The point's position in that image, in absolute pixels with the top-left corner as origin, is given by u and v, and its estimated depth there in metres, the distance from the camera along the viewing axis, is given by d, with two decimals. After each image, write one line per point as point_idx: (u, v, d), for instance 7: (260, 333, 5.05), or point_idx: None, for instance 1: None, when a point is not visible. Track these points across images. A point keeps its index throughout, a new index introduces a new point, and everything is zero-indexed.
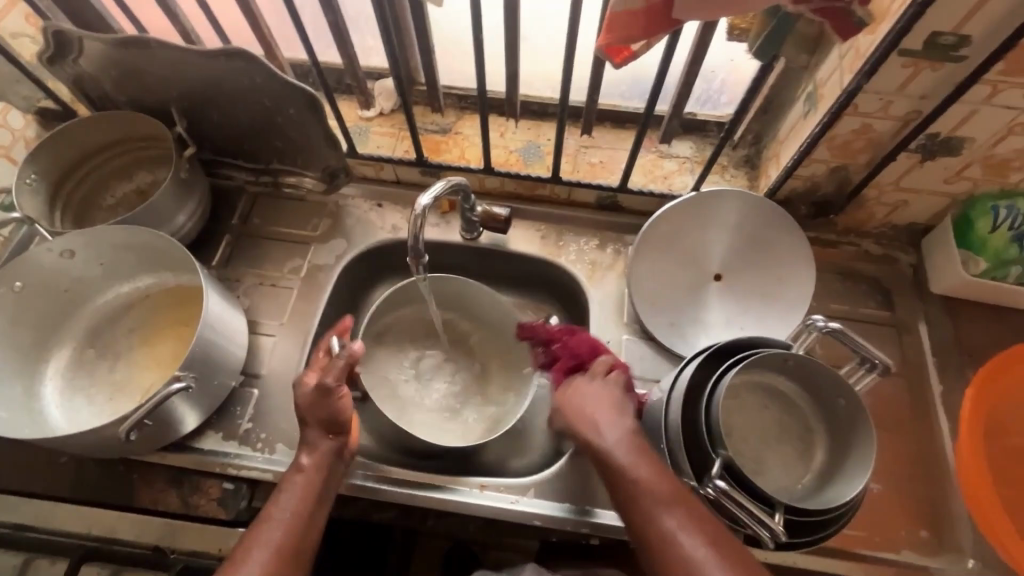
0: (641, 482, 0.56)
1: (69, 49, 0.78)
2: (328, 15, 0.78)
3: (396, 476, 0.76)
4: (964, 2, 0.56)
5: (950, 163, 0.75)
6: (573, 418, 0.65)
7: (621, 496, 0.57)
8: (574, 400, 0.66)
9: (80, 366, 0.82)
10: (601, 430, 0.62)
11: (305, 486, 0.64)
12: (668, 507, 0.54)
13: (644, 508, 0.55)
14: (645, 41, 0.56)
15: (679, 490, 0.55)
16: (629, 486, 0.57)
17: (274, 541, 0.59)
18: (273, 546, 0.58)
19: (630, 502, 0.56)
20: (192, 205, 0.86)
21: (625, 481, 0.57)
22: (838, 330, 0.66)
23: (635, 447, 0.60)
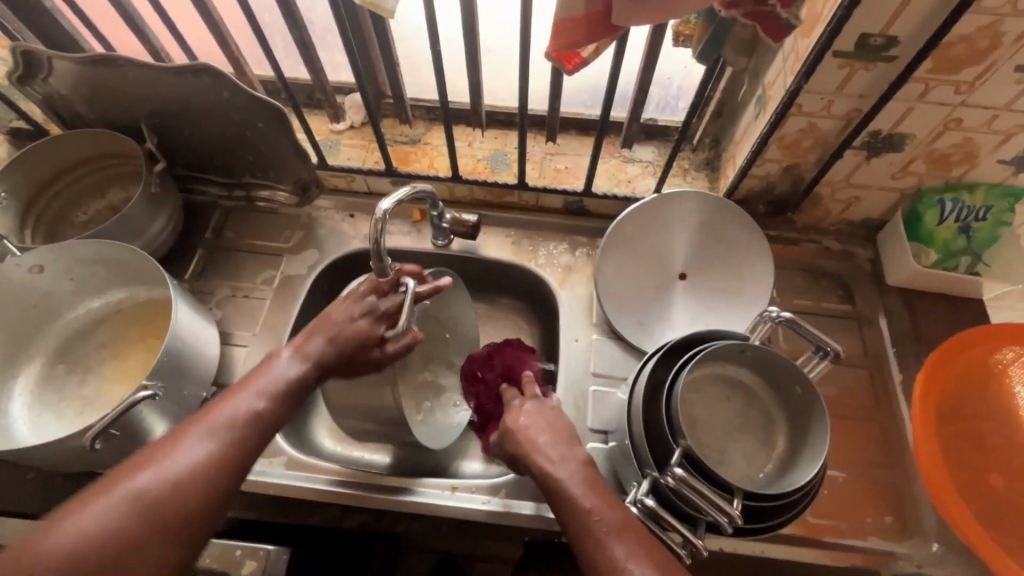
0: (591, 512, 0.56)
1: (39, 69, 0.79)
2: (294, 31, 0.79)
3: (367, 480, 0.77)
4: (888, 5, 0.59)
5: (895, 159, 0.78)
6: (523, 442, 0.66)
7: (573, 526, 0.57)
8: (526, 428, 0.67)
9: (48, 381, 0.82)
10: (551, 462, 0.62)
11: (274, 386, 0.63)
12: (617, 536, 0.54)
13: (592, 537, 0.55)
14: (589, 48, 0.59)
15: (626, 520, 0.55)
16: (579, 516, 0.57)
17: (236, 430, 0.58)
18: (230, 430, 0.57)
19: (580, 538, 0.55)
20: (163, 218, 0.88)
21: (576, 512, 0.57)
22: (790, 320, 0.66)
23: (585, 480, 0.60)
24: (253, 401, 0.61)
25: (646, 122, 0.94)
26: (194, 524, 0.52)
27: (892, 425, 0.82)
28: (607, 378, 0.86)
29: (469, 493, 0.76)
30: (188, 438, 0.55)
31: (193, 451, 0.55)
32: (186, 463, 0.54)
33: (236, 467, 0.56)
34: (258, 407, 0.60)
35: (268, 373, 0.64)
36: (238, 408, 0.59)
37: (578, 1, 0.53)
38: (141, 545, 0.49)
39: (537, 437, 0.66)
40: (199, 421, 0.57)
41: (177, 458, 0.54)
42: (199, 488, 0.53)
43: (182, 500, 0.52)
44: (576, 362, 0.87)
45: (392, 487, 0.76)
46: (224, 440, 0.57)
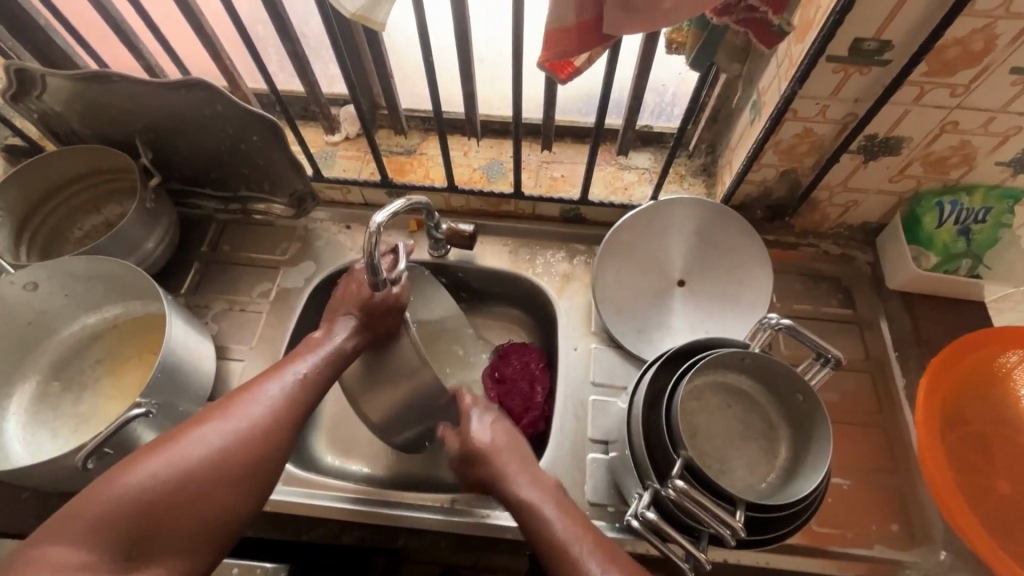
0: (562, 533, 0.58)
1: (33, 87, 0.79)
2: (287, 45, 0.79)
3: (365, 495, 0.75)
4: (881, 9, 0.59)
5: (892, 162, 0.78)
6: (493, 459, 0.68)
7: (546, 548, 0.58)
8: (500, 445, 0.69)
9: (44, 399, 0.81)
10: (523, 488, 0.64)
11: (320, 358, 0.69)
12: (591, 554, 0.56)
13: (565, 557, 0.57)
14: (581, 56, 0.58)
15: (596, 542, 0.57)
16: (552, 538, 0.58)
17: (291, 396, 0.64)
18: (287, 393, 0.64)
19: (556, 561, 0.57)
20: (159, 232, 0.87)
21: (549, 533, 0.59)
22: (790, 327, 0.66)
23: (554, 503, 0.62)
24: (303, 367, 0.67)
25: (642, 129, 0.94)
26: (249, 479, 0.59)
27: (895, 430, 0.81)
28: (607, 387, 0.85)
29: (467, 506, 0.75)
30: (247, 399, 0.62)
31: (253, 409, 0.61)
32: (247, 421, 0.60)
33: (286, 430, 0.62)
34: (306, 377, 0.66)
35: (316, 347, 0.70)
36: (289, 376, 0.65)
37: (569, 10, 0.53)
38: (205, 492, 0.55)
39: (504, 459, 0.67)
40: (257, 385, 0.64)
41: (237, 417, 0.60)
42: (260, 439, 0.60)
43: (242, 454, 0.58)
44: (575, 371, 0.87)
45: (389, 501, 0.75)
46: (279, 403, 0.63)
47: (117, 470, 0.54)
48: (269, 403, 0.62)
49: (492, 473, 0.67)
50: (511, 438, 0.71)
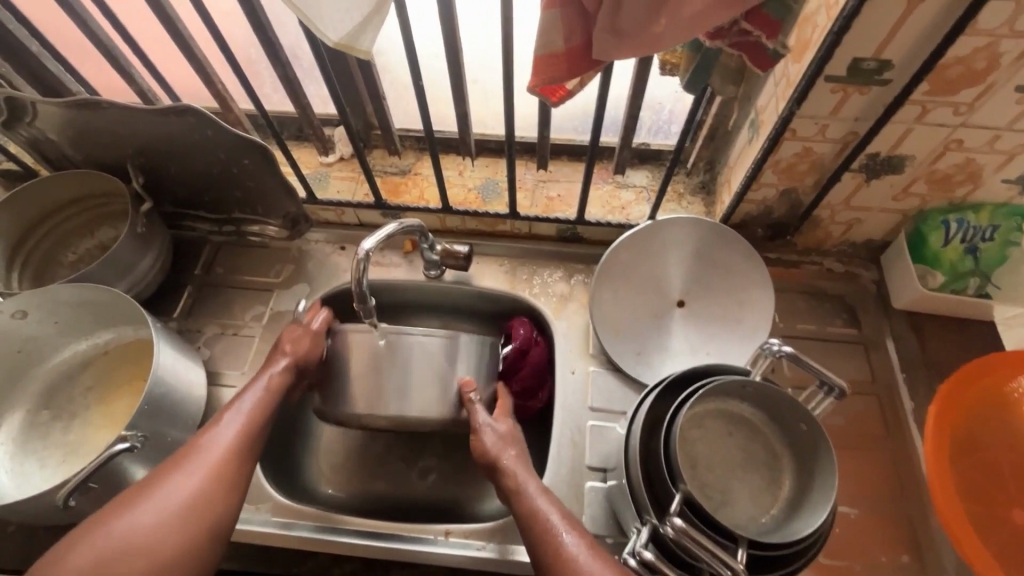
0: (548, 514, 0.60)
1: (24, 113, 0.79)
2: (278, 68, 0.79)
3: (354, 527, 0.74)
4: (879, 29, 0.57)
5: (895, 181, 0.76)
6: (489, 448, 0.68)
7: (530, 531, 0.59)
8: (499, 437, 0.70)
9: (33, 428, 0.80)
10: (517, 470, 0.66)
11: (265, 390, 0.68)
12: (572, 536, 0.57)
13: (547, 537, 0.58)
14: (573, 81, 0.57)
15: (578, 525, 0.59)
16: (536, 521, 0.59)
17: (237, 431, 0.63)
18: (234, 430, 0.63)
19: (539, 542, 0.58)
20: (150, 258, 0.86)
21: (536, 515, 0.60)
22: (792, 355, 0.64)
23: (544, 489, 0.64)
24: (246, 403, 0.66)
25: (640, 147, 0.93)
26: (211, 529, 0.57)
27: (904, 456, 0.79)
28: (605, 412, 0.83)
29: (461, 539, 0.73)
30: (201, 447, 0.61)
31: (207, 456, 0.60)
32: (204, 469, 0.59)
33: (244, 468, 0.62)
34: (252, 412, 0.66)
35: (259, 379, 0.69)
36: (234, 420, 0.64)
37: (557, 36, 0.51)
38: (163, 553, 0.53)
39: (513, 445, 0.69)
40: (209, 433, 0.62)
41: (195, 466, 0.59)
42: (214, 481, 0.59)
43: (206, 502, 0.57)
44: (573, 394, 0.85)
45: (383, 534, 0.73)
46: (229, 443, 0.62)
47: (67, 549, 0.52)
48: (221, 445, 0.61)
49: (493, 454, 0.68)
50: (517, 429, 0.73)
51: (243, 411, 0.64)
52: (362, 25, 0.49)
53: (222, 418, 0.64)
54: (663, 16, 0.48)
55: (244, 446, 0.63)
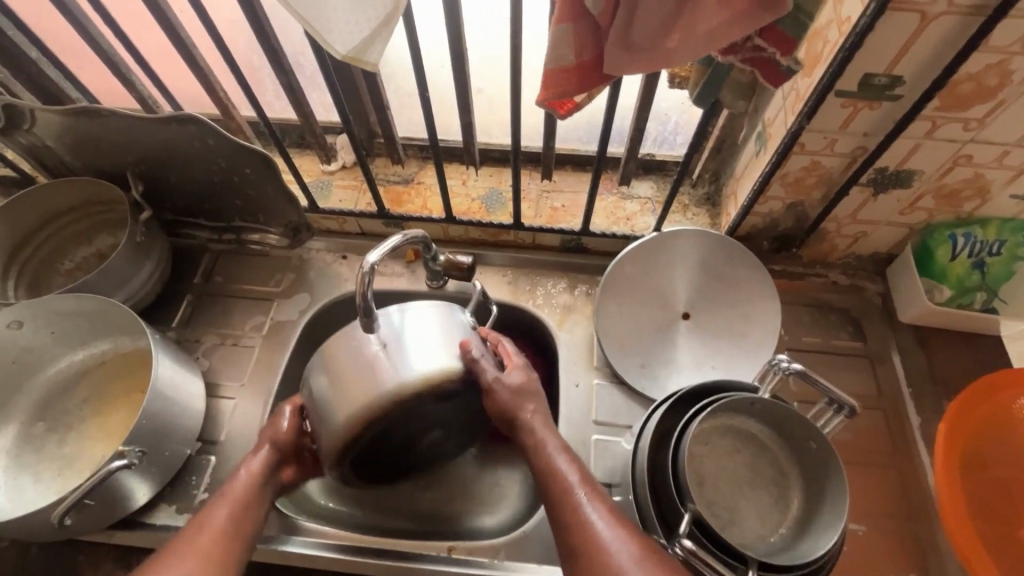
0: (568, 476, 0.59)
1: (22, 120, 0.78)
2: (280, 76, 0.77)
3: (355, 544, 0.73)
4: (890, 46, 0.57)
5: (903, 195, 0.75)
6: (511, 406, 0.65)
7: (548, 490, 0.59)
8: (512, 394, 0.65)
9: (27, 440, 0.78)
10: (535, 426, 0.64)
11: (252, 471, 0.66)
12: (593, 504, 0.57)
13: (569, 507, 0.57)
14: (581, 95, 0.56)
15: (598, 492, 0.58)
16: (555, 483, 0.59)
17: (225, 517, 0.61)
18: (222, 515, 0.61)
19: (557, 503, 0.58)
20: (149, 266, 0.85)
21: (556, 478, 0.60)
22: (802, 372, 0.63)
23: (562, 447, 0.63)
24: (233, 487, 0.64)
25: (645, 158, 0.92)
26: None
27: (911, 473, 0.78)
28: (609, 426, 0.82)
29: (464, 555, 0.72)
30: (188, 537, 0.58)
31: (201, 539, 0.58)
32: (197, 554, 0.57)
33: (235, 555, 0.59)
34: (239, 496, 0.64)
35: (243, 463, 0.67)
36: (222, 505, 0.62)
37: (568, 51, 0.50)
38: None
39: (530, 398, 0.66)
40: (204, 515, 0.61)
41: (186, 553, 0.57)
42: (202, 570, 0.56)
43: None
44: (577, 408, 0.84)
45: (387, 552, 0.72)
46: (216, 531, 0.59)
47: None
48: (215, 527, 0.60)
49: (507, 407, 0.65)
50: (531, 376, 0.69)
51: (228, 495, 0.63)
52: (371, 37, 0.48)
53: (215, 502, 0.63)
54: (675, 32, 0.47)
55: (234, 533, 0.61)
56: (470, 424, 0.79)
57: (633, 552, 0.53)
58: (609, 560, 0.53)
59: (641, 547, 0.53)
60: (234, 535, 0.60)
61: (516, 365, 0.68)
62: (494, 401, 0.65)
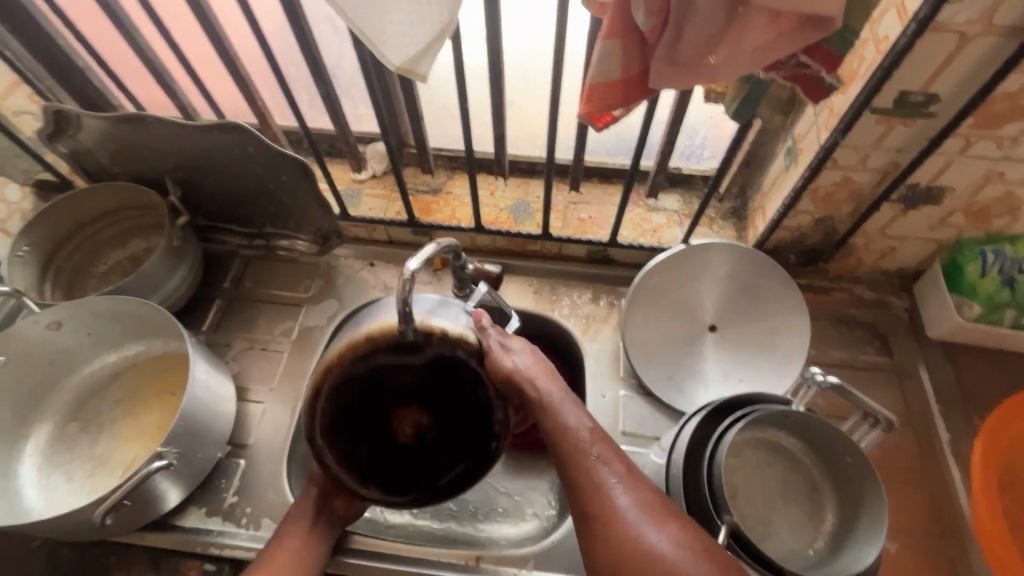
0: (581, 435, 0.59)
1: (68, 126, 0.80)
2: (321, 86, 0.79)
3: (387, 552, 0.73)
4: (928, 64, 0.58)
5: (933, 212, 0.76)
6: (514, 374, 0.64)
7: (559, 448, 0.59)
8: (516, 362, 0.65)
9: (60, 441, 0.79)
10: (542, 386, 0.64)
11: (305, 514, 0.70)
12: (609, 465, 0.57)
13: (583, 468, 0.57)
14: (622, 108, 0.57)
15: (614, 452, 0.58)
16: (568, 442, 0.59)
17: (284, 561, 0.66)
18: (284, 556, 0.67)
19: (568, 464, 0.58)
20: (184, 269, 0.87)
21: (569, 439, 0.60)
22: (837, 386, 0.63)
23: (575, 407, 0.63)
24: (293, 527, 0.69)
25: (672, 171, 0.93)
26: None
27: (942, 490, 0.78)
28: (636, 438, 0.82)
29: (493, 566, 0.72)
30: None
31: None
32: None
33: None
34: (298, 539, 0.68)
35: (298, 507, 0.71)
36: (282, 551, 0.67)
37: (615, 65, 0.52)
38: None
39: (538, 362, 0.67)
40: (266, 557, 0.67)
41: None
42: None
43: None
44: (604, 419, 0.84)
45: (419, 561, 0.72)
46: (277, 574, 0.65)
47: None
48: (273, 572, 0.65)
49: (512, 369, 0.64)
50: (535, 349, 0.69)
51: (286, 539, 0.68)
52: (425, 50, 0.49)
53: (274, 546, 0.68)
54: (720, 49, 0.48)
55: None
56: (472, 445, 0.71)
57: (646, 512, 0.53)
58: (621, 519, 0.53)
59: (657, 507, 0.53)
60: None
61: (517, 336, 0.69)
62: (495, 364, 0.65)
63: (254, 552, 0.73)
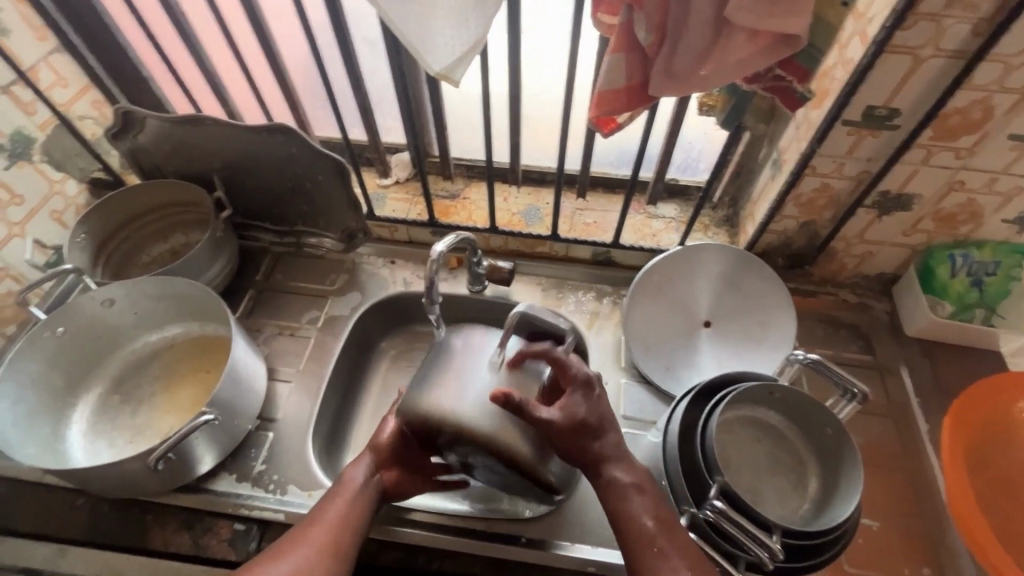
0: (643, 520, 0.61)
1: (133, 127, 0.90)
2: (358, 97, 0.90)
3: (414, 518, 0.77)
4: (889, 81, 0.67)
5: (905, 217, 0.84)
6: (592, 454, 0.63)
7: (623, 528, 0.61)
8: (588, 440, 0.63)
9: (104, 411, 0.86)
10: (614, 467, 0.63)
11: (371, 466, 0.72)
12: (675, 553, 0.59)
13: (649, 555, 0.59)
14: (626, 115, 0.67)
15: (677, 539, 0.60)
16: (629, 523, 0.61)
17: (344, 502, 0.68)
18: (346, 498, 0.68)
19: (631, 545, 0.60)
20: (223, 259, 0.94)
21: (631, 526, 0.61)
22: (817, 361, 0.70)
23: (636, 487, 0.63)
24: (355, 480, 0.70)
25: (670, 183, 1.03)
26: None
27: (922, 474, 0.83)
28: (637, 421, 0.89)
29: (496, 531, 0.77)
30: (314, 519, 0.66)
31: (314, 532, 0.64)
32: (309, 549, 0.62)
33: (352, 537, 0.66)
34: (360, 484, 0.70)
35: (354, 469, 0.71)
36: (341, 499, 0.68)
37: (620, 75, 0.61)
38: None
39: (599, 438, 0.63)
40: (318, 509, 0.67)
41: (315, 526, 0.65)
42: (322, 542, 0.63)
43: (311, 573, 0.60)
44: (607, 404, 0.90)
45: (435, 524, 0.77)
46: (338, 515, 0.66)
47: None
48: (326, 521, 0.65)
49: (586, 446, 0.63)
50: (596, 395, 0.64)
51: (348, 487, 0.69)
52: (463, 56, 0.58)
53: (323, 501, 0.68)
54: (710, 62, 0.57)
55: (352, 517, 0.67)
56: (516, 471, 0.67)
57: None
58: None
59: None
60: (351, 518, 0.66)
61: (575, 387, 0.64)
62: (562, 433, 0.62)
63: (282, 514, 0.78)
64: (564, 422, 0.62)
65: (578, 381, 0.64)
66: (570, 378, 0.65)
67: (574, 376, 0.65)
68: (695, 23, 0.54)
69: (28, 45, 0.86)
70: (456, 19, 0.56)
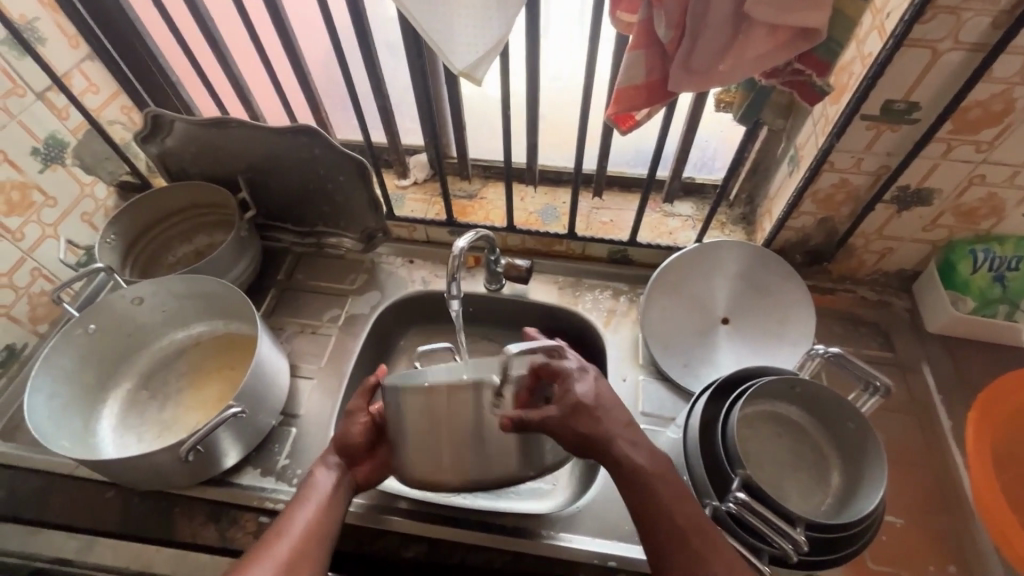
0: (667, 509, 0.60)
1: (161, 130, 0.92)
2: (379, 99, 0.92)
3: (401, 506, 0.79)
4: (907, 75, 0.68)
5: (925, 213, 0.83)
6: (600, 439, 0.63)
7: (651, 519, 0.60)
8: (593, 424, 0.64)
9: (132, 407, 0.88)
10: (630, 453, 0.62)
11: (336, 474, 0.72)
12: (707, 545, 0.58)
13: (685, 548, 0.58)
14: (644, 111, 0.68)
15: (702, 529, 0.59)
16: (655, 513, 0.60)
17: (312, 510, 0.67)
18: (315, 505, 0.68)
19: (665, 543, 0.58)
20: (246, 258, 0.96)
21: (656, 518, 0.60)
22: (838, 355, 0.70)
23: (657, 476, 0.62)
24: (321, 488, 0.70)
25: (686, 181, 1.03)
26: None
27: (946, 470, 0.82)
28: (656, 418, 0.89)
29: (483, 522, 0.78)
30: (286, 527, 0.65)
31: (283, 542, 0.63)
32: (277, 559, 0.61)
33: (323, 545, 0.65)
34: (328, 492, 0.69)
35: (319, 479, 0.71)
36: (310, 505, 0.67)
37: (640, 71, 0.62)
38: None
39: (601, 420, 0.64)
40: (287, 516, 0.66)
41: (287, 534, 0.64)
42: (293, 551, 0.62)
43: None
44: (625, 400, 0.90)
45: (423, 514, 0.79)
46: (307, 523, 0.65)
47: None
48: (296, 530, 0.64)
49: (595, 430, 0.63)
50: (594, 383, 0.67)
51: (314, 495, 0.69)
52: (484, 55, 0.59)
53: (291, 508, 0.67)
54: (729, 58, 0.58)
55: (322, 525, 0.66)
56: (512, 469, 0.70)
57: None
58: None
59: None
60: (320, 526, 0.66)
61: (571, 382, 0.66)
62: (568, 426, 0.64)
63: None
64: (564, 413, 0.64)
65: (572, 370, 0.67)
66: (563, 376, 0.67)
67: (565, 375, 0.67)
68: (715, 19, 0.55)
69: (62, 53, 0.90)
70: (480, 19, 0.58)
